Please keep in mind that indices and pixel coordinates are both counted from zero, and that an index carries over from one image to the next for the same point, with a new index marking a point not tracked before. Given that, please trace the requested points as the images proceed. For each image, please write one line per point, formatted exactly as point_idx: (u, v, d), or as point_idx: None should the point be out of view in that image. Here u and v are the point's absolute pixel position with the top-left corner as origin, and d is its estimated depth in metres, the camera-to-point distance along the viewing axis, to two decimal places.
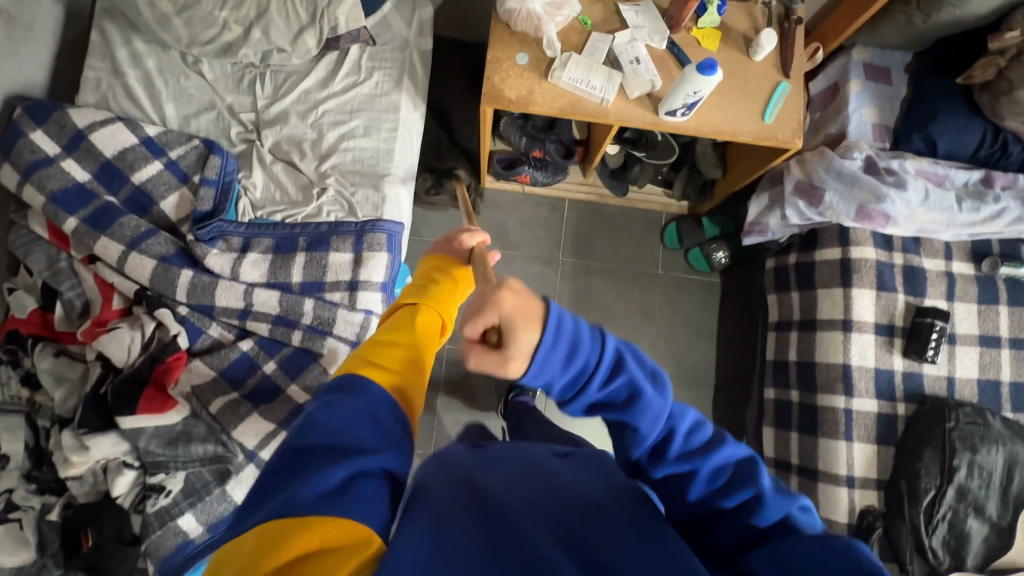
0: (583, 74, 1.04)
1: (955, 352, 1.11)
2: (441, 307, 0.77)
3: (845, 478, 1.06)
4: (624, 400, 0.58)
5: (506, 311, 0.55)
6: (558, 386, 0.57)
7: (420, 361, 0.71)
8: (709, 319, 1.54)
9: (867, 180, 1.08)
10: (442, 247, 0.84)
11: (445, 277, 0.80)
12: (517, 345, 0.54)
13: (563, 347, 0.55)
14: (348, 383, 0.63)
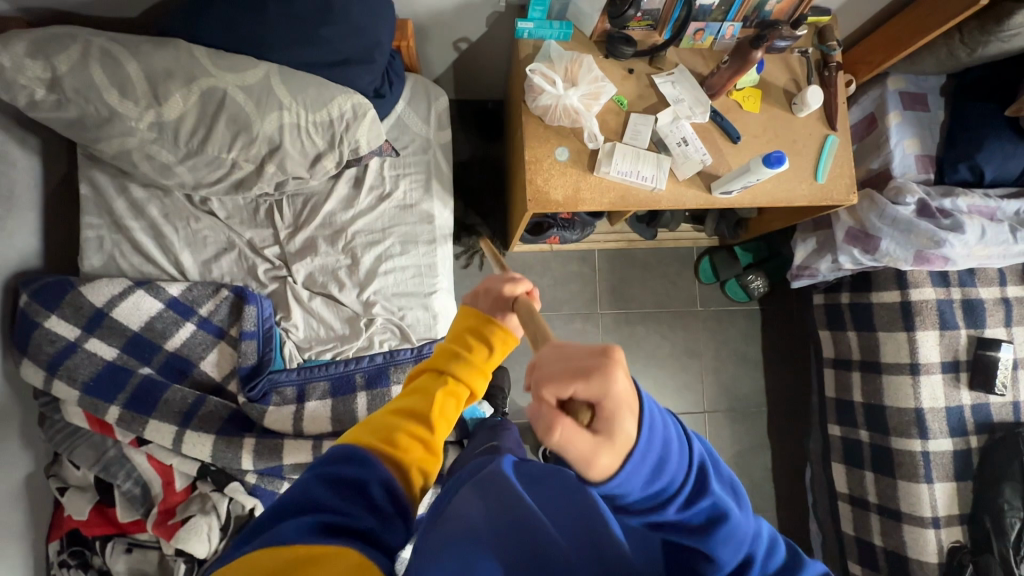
0: (631, 165, 0.98)
1: (1019, 377, 1.13)
2: (466, 378, 0.68)
3: (930, 519, 1.10)
4: (699, 524, 0.55)
5: (614, 393, 0.48)
6: (635, 489, 0.51)
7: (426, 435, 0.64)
8: (754, 348, 1.54)
9: (924, 226, 1.06)
10: (481, 300, 0.72)
11: (479, 342, 0.69)
12: (617, 434, 0.49)
13: (651, 439, 0.51)
14: (350, 455, 0.59)
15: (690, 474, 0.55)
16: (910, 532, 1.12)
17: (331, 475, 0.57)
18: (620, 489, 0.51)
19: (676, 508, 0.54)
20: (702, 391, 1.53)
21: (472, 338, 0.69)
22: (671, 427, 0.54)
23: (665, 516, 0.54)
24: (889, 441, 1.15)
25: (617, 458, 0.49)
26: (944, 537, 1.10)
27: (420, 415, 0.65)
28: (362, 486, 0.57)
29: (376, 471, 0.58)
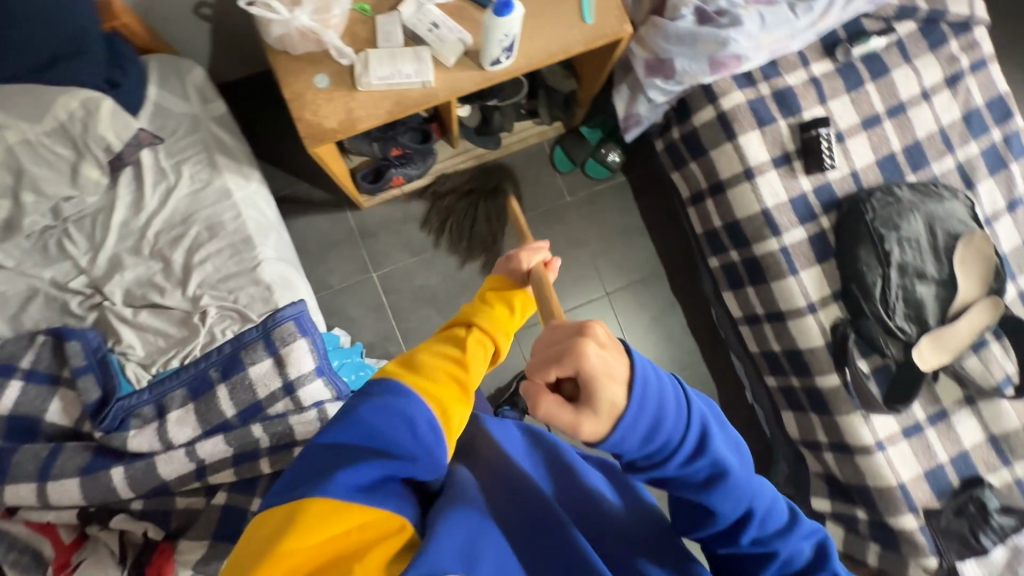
0: (390, 68, 0.95)
1: (848, 147, 1.15)
2: (498, 329, 0.73)
3: (807, 307, 1.14)
4: (704, 477, 0.56)
5: (585, 365, 0.50)
6: (631, 451, 0.53)
7: (464, 383, 0.67)
8: (634, 218, 1.55)
9: (704, 33, 1.05)
10: (500, 267, 0.78)
11: (501, 302, 0.74)
12: (599, 402, 0.50)
13: (647, 409, 0.52)
14: (397, 396, 0.61)
15: (703, 441, 0.55)
16: (796, 327, 1.15)
17: (377, 421, 0.59)
18: (618, 452, 0.53)
19: (681, 471, 0.55)
20: (599, 276, 1.53)
21: (502, 298, 0.75)
22: (677, 396, 0.54)
23: (667, 472, 0.55)
24: (752, 251, 1.17)
25: (603, 424, 0.51)
26: (825, 319, 1.14)
27: (456, 358, 0.68)
28: (411, 427, 0.60)
29: (420, 409, 0.61)
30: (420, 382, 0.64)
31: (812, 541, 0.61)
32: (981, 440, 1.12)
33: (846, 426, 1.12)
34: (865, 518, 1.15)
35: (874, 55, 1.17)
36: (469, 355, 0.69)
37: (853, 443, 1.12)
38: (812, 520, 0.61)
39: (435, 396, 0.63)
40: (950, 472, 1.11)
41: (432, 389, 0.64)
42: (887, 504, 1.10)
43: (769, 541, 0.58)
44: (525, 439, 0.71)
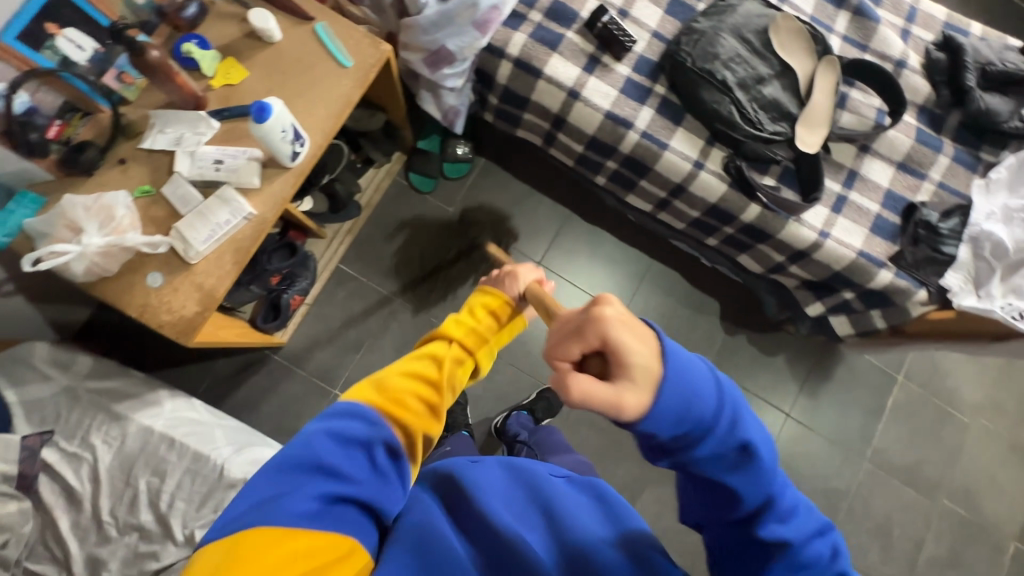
0: (207, 226, 0.91)
1: (635, 16, 1.19)
2: (477, 347, 0.70)
3: (694, 166, 1.18)
4: (737, 452, 0.60)
5: (612, 336, 0.55)
6: (668, 424, 0.57)
7: (435, 407, 0.67)
8: (515, 186, 1.55)
9: (455, 6, 1.05)
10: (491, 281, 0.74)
11: (490, 318, 0.71)
12: (633, 369, 0.55)
13: (671, 381, 0.56)
14: (358, 414, 0.63)
15: (720, 422, 0.59)
16: (696, 187, 1.19)
17: (339, 434, 0.61)
18: (655, 430, 0.57)
19: (706, 451, 0.59)
20: (522, 253, 1.53)
21: (491, 313, 0.71)
22: (691, 369, 0.58)
23: (698, 447, 0.59)
24: (620, 152, 1.20)
25: (643, 394, 0.56)
26: (715, 165, 1.18)
27: (428, 378, 0.67)
28: (366, 449, 0.62)
29: (383, 429, 0.63)
30: (385, 403, 0.65)
31: (826, 541, 0.62)
32: (895, 173, 1.19)
33: (788, 236, 1.18)
34: (854, 296, 1.22)
35: None
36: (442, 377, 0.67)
37: (802, 246, 1.18)
38: (828, 524, 0.64)
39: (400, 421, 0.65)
40: (890, 215, 1.17)
41: (400, 415, 0.65)
42: (860, 274, 1.16)
43: (777, 525, 0.60)
44: (506, 481, 0.69)
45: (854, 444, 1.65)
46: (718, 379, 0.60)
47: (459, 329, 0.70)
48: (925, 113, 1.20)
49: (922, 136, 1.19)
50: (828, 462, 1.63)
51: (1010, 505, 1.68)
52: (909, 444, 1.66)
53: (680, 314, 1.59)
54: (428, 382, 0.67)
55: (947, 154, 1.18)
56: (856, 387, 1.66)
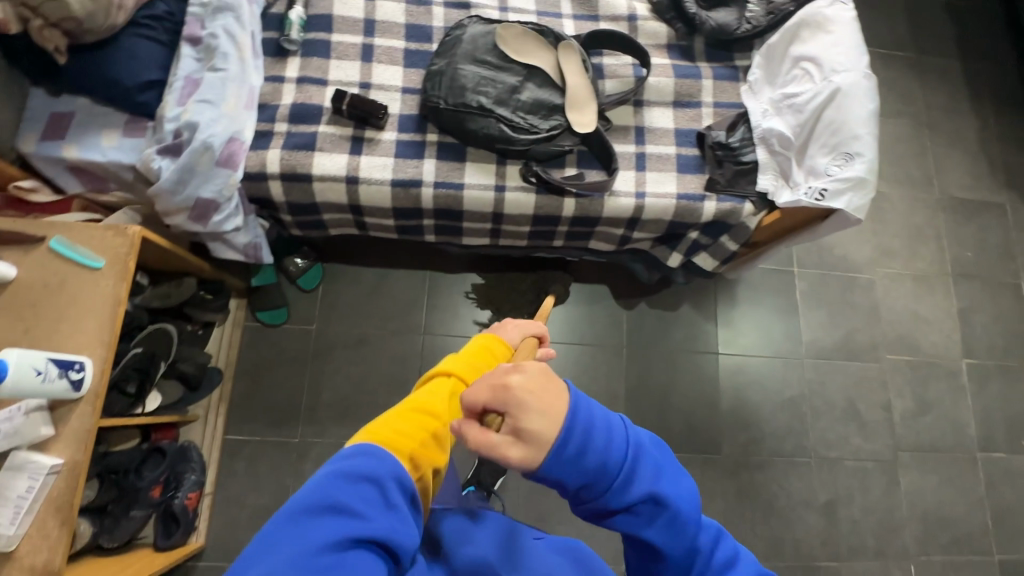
0: (8, 504, 0.81)
1: (378, 84, 1.19)
2: (479, 380, 0.72)
3: (497, 190, 1.17)
4: (650, 509, 0.62)
5: (513, 391, 0.56)
6: (575, 479, 0.59)
7: (439, 442, 0.66)
8: (366, 273, 1.51)
9: (188, 156, 1.01)
10: (496, 322, 0.82)
11: (495, 349, 0.75)
12: (526, 429, 0.56)
13: (577, 442, 0.58)
14: (366, 454, 0.60)
15: (637, 482, 0.61)
16: (509, 208, 1.19)
17: (345, 472, 0.57)
18: (558, 484, 0.59)
19: (620, 507, 0.61)
20: (402, 332, 1.49)
21: (496, 349, 0.75)
22: (601, 430, 0.60)
23: (609, 503, 0.61)
24: (425, 209, 1.19)
25: (533, 452, 0.57)
26: (516, 180, 1.18)
27: (433, 413, 0.65)
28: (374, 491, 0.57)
29: (391, 464, 0.59)
30: (393, 438, 0.62)
31: None
32: (674, 111, 1.23)
33: (611, 211, 1.19)
34: (699, 233, 1.23)
35: (310, 21, 1.21)
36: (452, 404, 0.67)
37: (628, 214, 1.19)
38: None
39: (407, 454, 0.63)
40: (688, 149, 1.20)
41: (411, 450, 0.63)
42: (690, 214, 1.18)
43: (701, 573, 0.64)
44: (490, 542, 0.68)
45: (787, 348, 1.68)
46: (632, 439, 0.62)
47: (469, 361, 0.72)
48: (672, 50, 1.27)
49: (679, 70, 1.24)
50: (775, 376, 1.65)
51: (939, 332, 1.78)
52: (832, 323, 1.73)
53: (577, 313, 1.59)
54: (442, 410, 0.66)
55: (708, 76, 1.24)
56: (762, 296, 1.70)
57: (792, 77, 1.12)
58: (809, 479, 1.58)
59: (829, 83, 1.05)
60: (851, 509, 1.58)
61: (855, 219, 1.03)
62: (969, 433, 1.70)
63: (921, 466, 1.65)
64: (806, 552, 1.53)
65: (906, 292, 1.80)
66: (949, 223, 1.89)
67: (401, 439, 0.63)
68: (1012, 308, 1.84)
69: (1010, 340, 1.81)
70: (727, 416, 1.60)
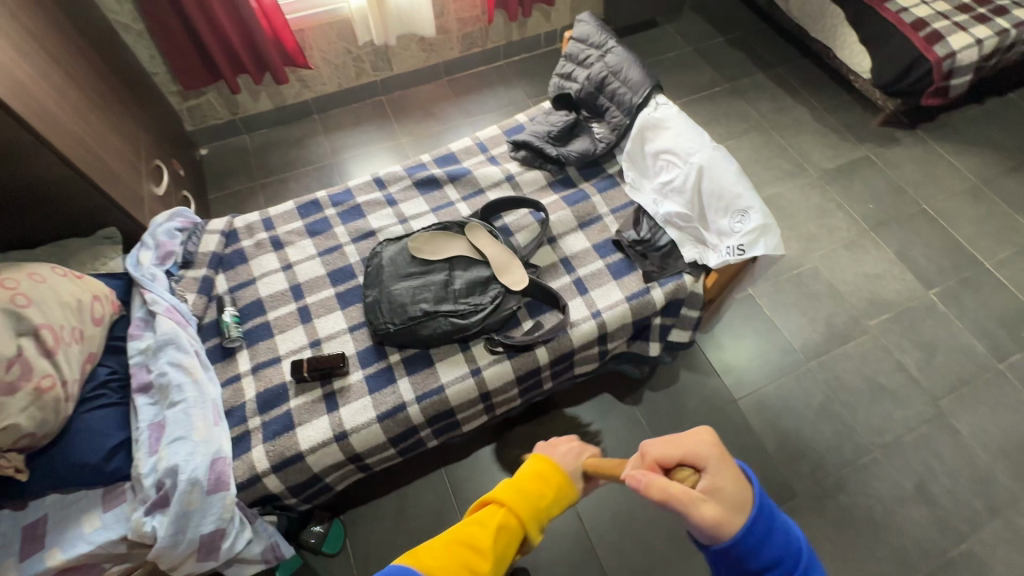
0: None
1: (326, 336, 1.25)
2: (522, 511, 0.94)
3: (474, 373, 1.21)
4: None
5: (707, 457, 0.80)
6: (751, 554, 0.74)
7: (481, 561, 0.87)
8: (386, 504, 1.45)
9: (178, 503, 0.97)
10: (547, 453, 1.06)
11: (540, 481, 0.98)
12: (716, 491, 0.76)
13: (760, 522, 0.75)
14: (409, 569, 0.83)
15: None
16: (492, 383, 1.22)
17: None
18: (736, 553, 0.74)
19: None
20: None
21: (543, 476, 0.99)
22: (778, 530, 0.76)
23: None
24: (419, 425, 1.20)
25: (721, 512, 0.75)
26: (485, 357, 1.23)
27: (473, 539, 0.90)
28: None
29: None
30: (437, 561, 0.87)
31: None
32: (584, 231, 1.37)
33: (580, 339, 1.24)
34: (661, 317, 1.31)
35: (244, 313, 1.28)
36: (490, 531, 0.91)
37: (595, 334, 1.25)
38: None
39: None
40: (614, 256, 1.32)
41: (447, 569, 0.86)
42: (646, 308, 1.26)
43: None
44: None
45: (788, 362, 1.73)
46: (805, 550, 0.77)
47: (512, 496, 0.95)
48: (555, 186, 1.44)
49: (569, 199, 1.41)
50: (795, 393, 1.67)
51: (894, 280, 1.90)
52: (809, 320, 1.81)
53: (596, 433, 1.57)
54: (485, 537, 0.91)
55: (593, 193, 1.41)
56: (738, 329, 1.79)
57: (660, 168, 1.29)
58: (886, 474, 1.55)
59: (691, 164, 1.19)
60: (940, 481, 1.54)
61: (778, 254, 1.12)
62: (980, 352, 1.76)
63: (966, 404, 1.67)
64: (935, 550, 1.44)
65: (847, 262, 1.94)
66: (840, 191, 2.12)
67: (442, 561, 0.87)
68: (933, 230, 2.03)
69: (951, 256, 1.97)
70: (781, 454, 1.57)
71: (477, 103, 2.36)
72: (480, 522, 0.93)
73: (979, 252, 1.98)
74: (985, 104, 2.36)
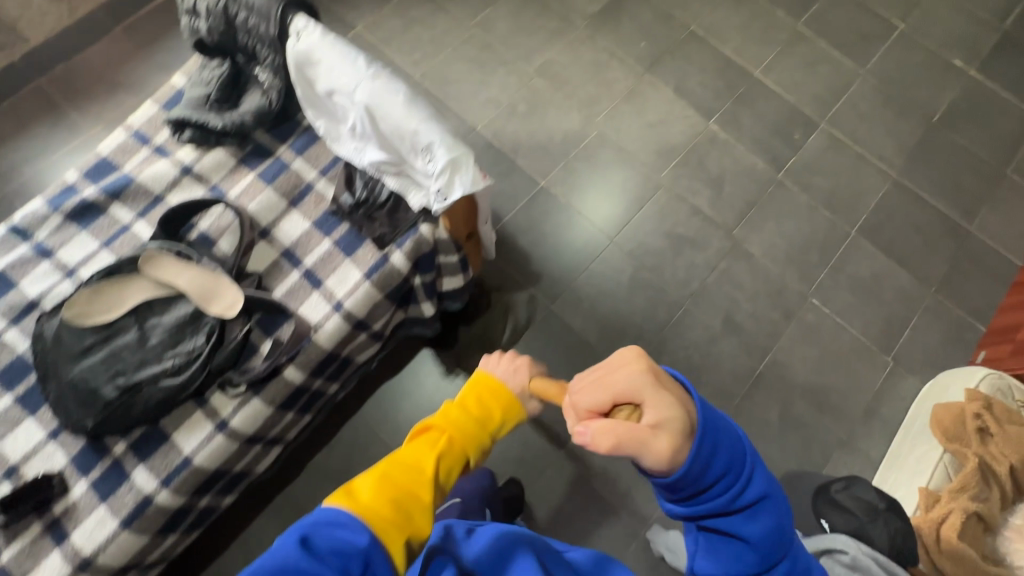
0: None
1: (20, 457, 1.00)
2: (467, 440, 0.80)
3: (221, 426, 1.03)
4: (751, 510, 0.73)
5: (630, 386, 0.71)
6: (702, 473, 0.70)
7: (421, 502, 0.74)
8: (227, 560, 1.34)
9: None
10: (489, 370, 0.87)
11: (487, 407, 0.83)
12: (653, 416, 0.69)
13: (708, 443, 0.70)
14: (337, 521, 0.68)
15: (752, 486, 0.74)
16: (249, 426, 1.06)
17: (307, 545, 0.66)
18: (688, 478, 0.70)
19: (734, 503, 0.72)
20: None
21: (489, 398, 0.83)
22: (722, 444, 0.72)
23: (721, 499, 0.72)
24: (185, 504, 1.04)
25: (669, 443, 0.68)
26: (228, 402, 1.04)
27: (414, 475, 0.75)
28: (343, 548, 0.66)
29: (355, 535, 0.67)
30: (371, 501, 0.71)
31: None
32: (300, 209, 1.13)
33: (332, 341, 1.08)
34: (419, 277, 1.16)
35: None
36: (429, 462, 0.77)
37: (347, 328, 1.09)
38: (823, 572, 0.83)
39: (381, 520, 0.70)
40: (339, 229, 1.11)
41: (387, 519, 0.70)
42: (392, 278, 1.10)
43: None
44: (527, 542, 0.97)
45: (595, 246, 1.69)
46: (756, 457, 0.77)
47: (453, 422, 0.81)
48: (247, 161, 1.15)
49: (268, 173, 1.13)
50: (606, 275, 1.66)
51: (676, 121, 1.85)
52: (605, 194, 1.75)
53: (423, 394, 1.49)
54: (421, 469, 0.76)
55: (292, 157, 1.14)
56: (539, 229, 1.69)
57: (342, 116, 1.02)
58: (697, 321, 1.63)
59: (359, 111, 0.95)
60: (742, 309, 1.65)
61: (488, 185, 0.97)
62: (761, 168, 1.80)
63: (755, 226, 1.74)
64: (746, 372, 1.59)
65: (630, 117, 1.85)
66: (610, 36, 1.94)
67: (374, 501, 0.71)
68: (704, 52, 1.94)
69: (724, 75, 1.92)
70: (604, 341, 1.59)
71: (175, 50, 1.84)
72: (420, 450, 0.78)
73: (748, 62, 1.94)
74: None
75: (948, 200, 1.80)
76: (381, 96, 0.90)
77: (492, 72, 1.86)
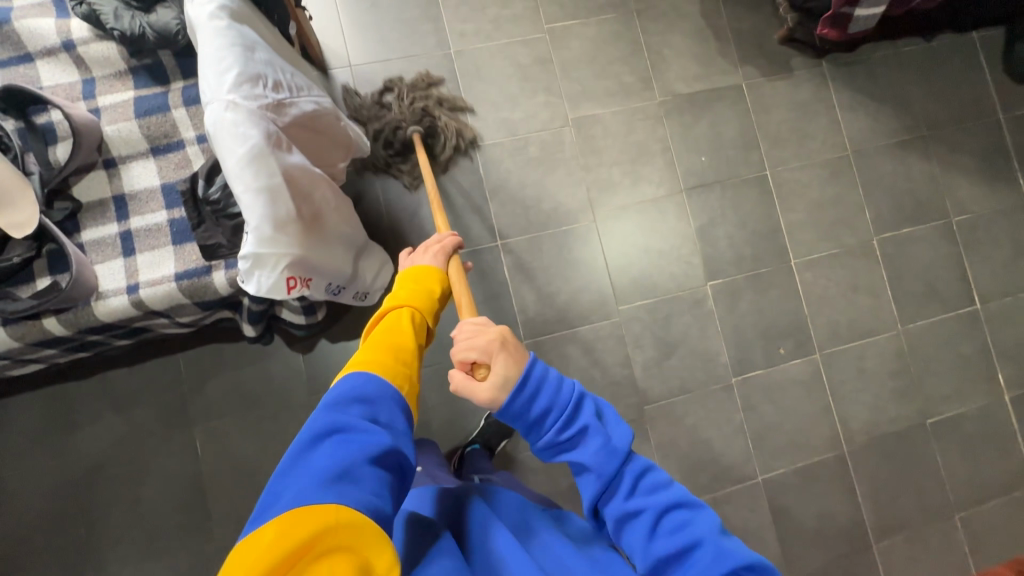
0: None
1: None
2: (425, 307, 0.86)
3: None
4: (580, 433, 0.71)
5: (480, 344, 0.76)
6: (534, 418, 0.73)
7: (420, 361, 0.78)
8: None
9: None
10: (416, 259, 0.96)
11: (427, 277, 0.91)
12: (495, 374, 0.73)
13: (529, 387, 0.72)
14: (360, 391, 0.66)
15: (578, 416, 0.72)
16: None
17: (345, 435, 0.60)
18: (519, 421, 0.73)
19: (564, 437, 0.71)
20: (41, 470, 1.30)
21: (423, 274, 0.91)
22: (550, 382, 0.73)
23: (552, 433, 0.72)
24: None
25: (497, 393, 0.73)
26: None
27: (399, 339, 0.77)
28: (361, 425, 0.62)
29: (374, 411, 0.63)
30: (370, 358, 0.72)
31: (695, 512, 0.67)
32: (158, 161, 0.97)
33: (110, 316, 0.94)
34: (247, 300, 1.01)
35: None
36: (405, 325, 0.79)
37: (133, 313, 0.95)
38: (709, 511, 0.67)
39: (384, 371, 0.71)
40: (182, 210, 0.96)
41: (394, 377, 0.71)
42: (204, 292, 0.95)
43: (639, 500, 0.68)
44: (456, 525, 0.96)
45: None
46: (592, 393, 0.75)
47: (405, 296, 0.85)
48: (139, 74, 0.97)
49: (144, 103, 0.96)
50: None
51: (676, 261, 1.59)
52: (551, 291, 1.53)
53: (243, 377, 1.36)
54: (399, 328, 0.79)
55: (178, 103, 0.96)
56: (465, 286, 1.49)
57: None
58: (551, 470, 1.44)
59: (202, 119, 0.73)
60: None
61: (290, 291, 0.79)
62: (721, 362, 1.58)
63: (673, 414, 1.54)
64: None
65: (635, 228, 1.59)
66: (677, 129, 1.63)
67: (372, 357, 0.72)
68: (758, 207, 1.64)
69: (760, 244, 1.63)
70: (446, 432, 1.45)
71: None
72: (393, 322, 0.80)
73: (794, 246, 1.64)
74: (929, 43, 1.74)
75: (874, 507, 1.58)
76: (221, 133, 0.69)
77: (530, 94, 1.58)
